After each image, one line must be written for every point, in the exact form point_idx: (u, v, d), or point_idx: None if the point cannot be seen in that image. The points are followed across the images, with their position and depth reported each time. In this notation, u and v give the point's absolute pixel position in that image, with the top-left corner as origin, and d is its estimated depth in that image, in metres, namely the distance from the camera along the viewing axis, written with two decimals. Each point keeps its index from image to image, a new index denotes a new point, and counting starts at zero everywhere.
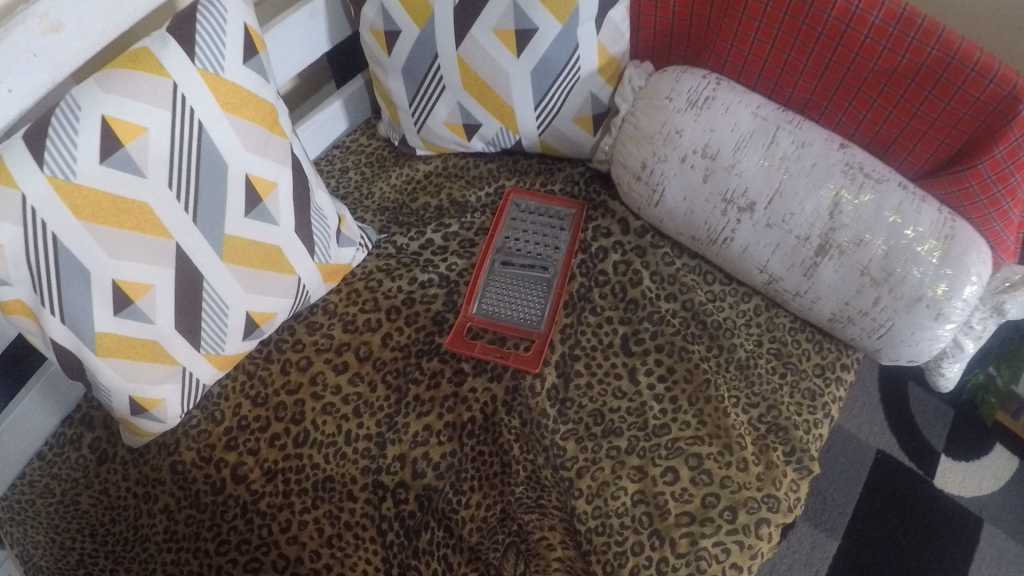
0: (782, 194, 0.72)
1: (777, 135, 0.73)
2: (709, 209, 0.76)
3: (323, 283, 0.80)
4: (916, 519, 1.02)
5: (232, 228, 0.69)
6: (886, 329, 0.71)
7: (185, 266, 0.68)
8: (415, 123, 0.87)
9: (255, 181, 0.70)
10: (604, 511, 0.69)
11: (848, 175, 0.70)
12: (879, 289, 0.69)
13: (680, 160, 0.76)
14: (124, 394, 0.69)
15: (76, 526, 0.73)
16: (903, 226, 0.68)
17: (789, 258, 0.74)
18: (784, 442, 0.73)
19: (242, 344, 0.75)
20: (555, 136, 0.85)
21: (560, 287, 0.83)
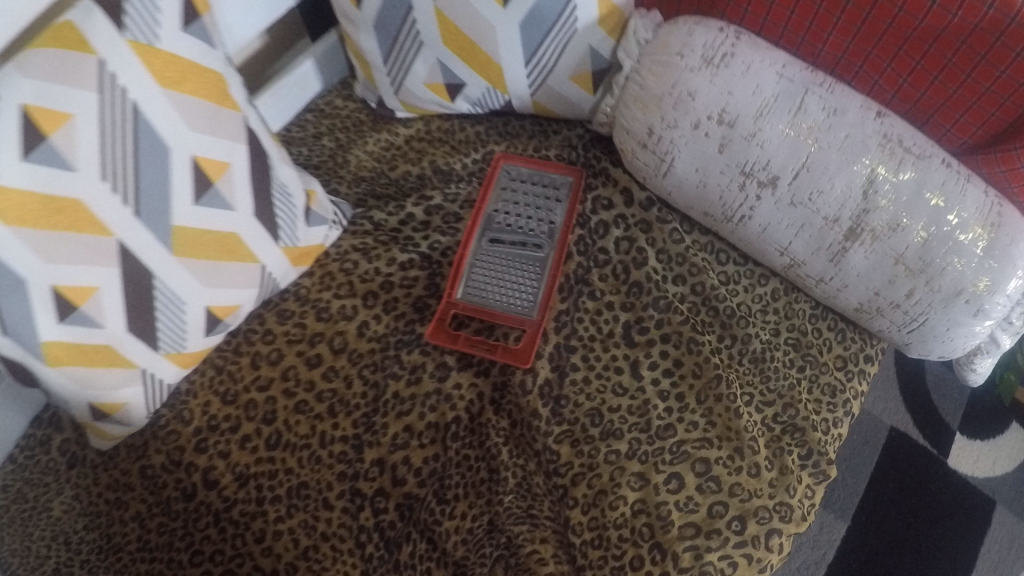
0: (810, 168, 0.62)
1: (805, 100, 0.63)
2: (725, 183, 0.67)
3: (292, 268, 0.72)
4: (925, 499, 0.98)
5: (181, 218, 0.62)
6: (920, 324, 0.64)
7: (132, 264, 0.61)
8: (393, 84, 0.77)
9: (204, 162, 0.62)
10: (602, 522, 0.64)
11: (885, 149, 0.61)
12: (915, 280, 0.61)
13: (692, 127, 0.66)
14: (83, 400, 0.64)
15: (50, 534, 0.69)
16: (946, 210, 0.59)
17: (815, 241, 0.65)
18: (800, 444, 0.67)
19: (206, 340, 0.69)
20: (549, 96, 0.75)
21: (555, 268, 0.74)
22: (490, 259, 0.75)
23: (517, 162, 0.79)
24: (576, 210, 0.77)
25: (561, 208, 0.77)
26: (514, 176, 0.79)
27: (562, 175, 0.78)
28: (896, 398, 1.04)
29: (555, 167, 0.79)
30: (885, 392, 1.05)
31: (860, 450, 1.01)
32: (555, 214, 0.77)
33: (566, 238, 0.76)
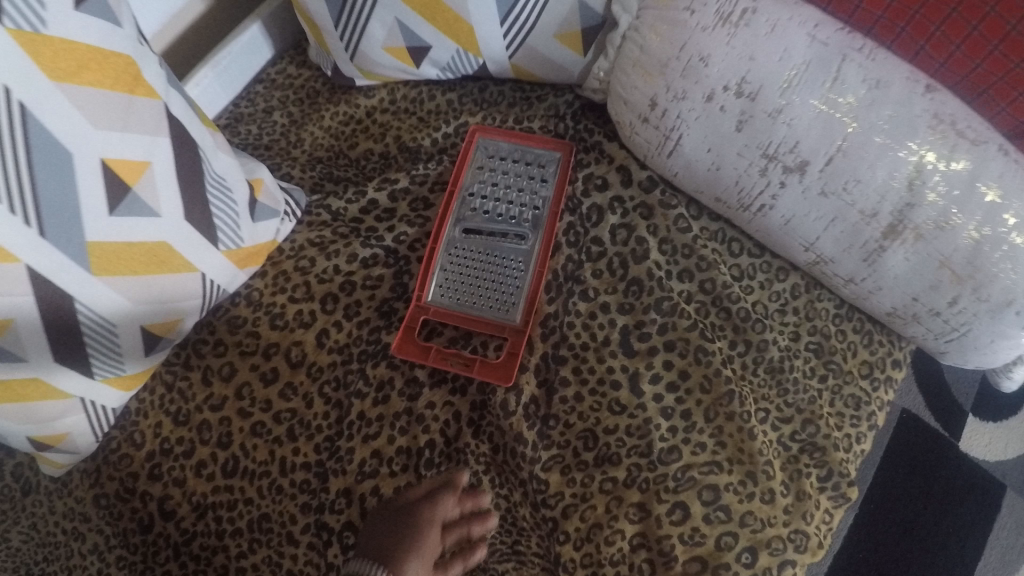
0: (845, 153, 0.51)
1: (842, 69, 0.50)
2: (742, 167, 0.56)
3: (238, 271, 0.63)
4: (940, 485, 0.86)
5: (96, 232, 0.52)
6: (959, 334, 0.54)
7: (47, 291, 0.51)
8: (347, 50, 0.65)
9: (115, 165, 0.52)
10: (596, 559, 0.56)
11: (935, 132, 0.49)
12: (961, 287, 0.51)
13: (704, 99, 0.54)
14: (21, 433, 0.58)
15: (9, 566, 0.65)
16: (1003, 207, 0.48)
17: (846, 237, 0.54)
18: (819, 465, 0.59)
19: (147, 359, 0.61)
20: (530, 58, 0.62)
21: (541, 264, 0.65)
22: (465, 252, 0.66)
23: (496, 134, 0.68)
24: (565, 193, 0.66)
25: (548, 190, 0.66)
26: (493, 151, 0.68)
27: (548, 150, 0.67)
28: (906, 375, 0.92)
29: (541, 140, 0.68)
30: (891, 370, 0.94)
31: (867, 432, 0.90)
32: (540, 197, 0.66)
33: (553, 227, 0.66)
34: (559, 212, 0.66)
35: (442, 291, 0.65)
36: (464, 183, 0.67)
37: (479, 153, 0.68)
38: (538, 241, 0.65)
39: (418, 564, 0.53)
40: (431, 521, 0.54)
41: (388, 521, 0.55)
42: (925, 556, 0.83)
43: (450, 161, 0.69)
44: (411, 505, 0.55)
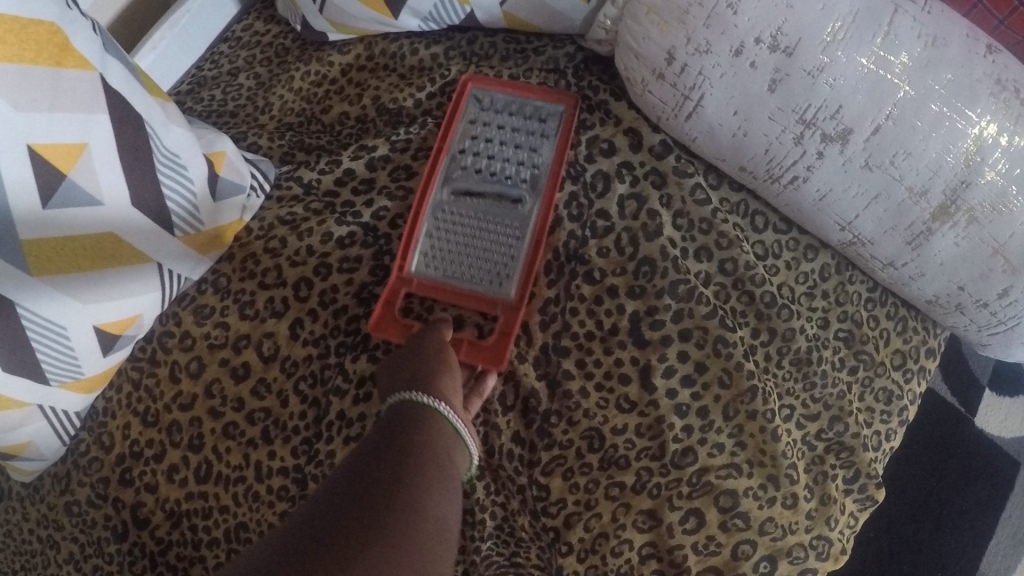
0: (896, 120, 0.43)
1: (895, 20, 0.42)
2: (772, 132, 0.47)
3: (201, 257, 0.57)
4: (956, 465, 0.81)
5: (28, 227, 0.45)
6: (1007, 327, 0.48)
7: None
8: (315, 2, 0.57)
9: (44, 150, 0.45)
10: (602, 573, 0.51)
11: (995, 100, 0.42)
12: (1016, 278, 0.45)
13: (730, 53, 0.45)
14: None
15: None
16: None
17: (889, 217, 0.47)
18: (846, 466, 0.54)
19: (106, 359, 0.56)
20: (525, 5, 0.53)
21: (539, 232, 0.56)
22: (452, 218, 0.57)
23: (490, 83, 0.59)
24: (568, 150, 0.58)
25: (548, 147, 0.58)
26: (486, 102, 0.59)
27: (550, 101, 0.59)
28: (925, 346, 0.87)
29: (542, 91, 0.59)
30: None
31: None
32: (540, 155, 0.58)
33: (555, 188, 0.57)
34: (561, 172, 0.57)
35: (427, 261, 0.57)
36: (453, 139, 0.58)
37: (471, 105, 0.59)
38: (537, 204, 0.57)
39: (451, 379, 0.50)
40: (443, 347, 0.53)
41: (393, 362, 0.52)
42: (936, 538, 0.78)
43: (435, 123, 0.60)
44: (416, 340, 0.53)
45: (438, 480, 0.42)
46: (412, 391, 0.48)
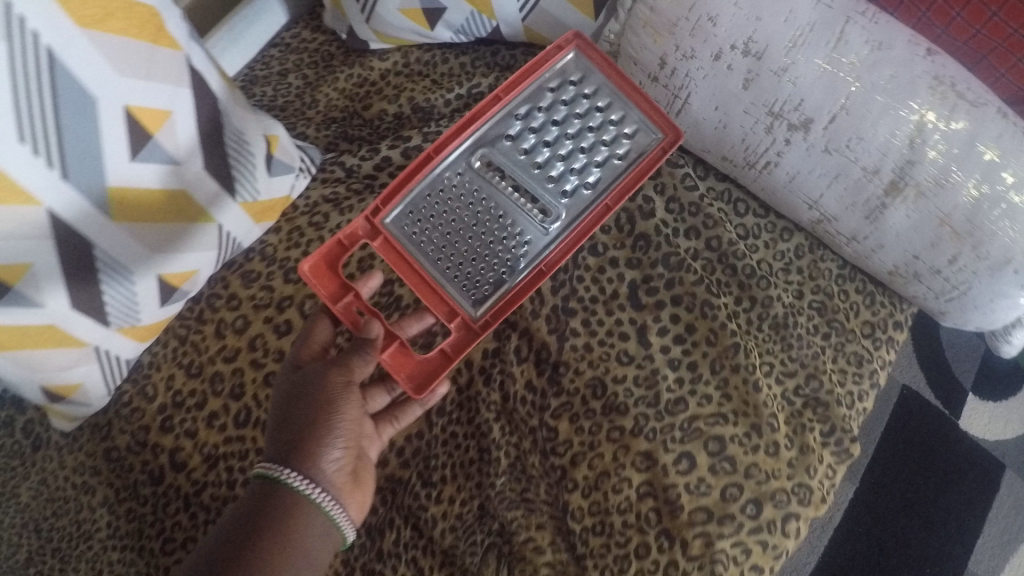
0: (848, 111, 0.52)
1: (846, 30, 0.52)
2: (748, 124, 0.57)
3: (253, 225, 0.64)
4: (939, 462, 0.94)
5: (117, 177, 0.53)
6: (958, 293, 0.56)
7: (65, 234, 0.52)
8: (364, 11, 0.64)
9: (138, 112, 0.53)
10: (603, 508, 0.58)
11: (935, 92, 0.50)
12: (960, 244, 0.53)
13: (712, 58, 0.56)
14: (35, 383, 0.59)
15: (19, 522, 0.67)
16: (1003, 166, 0.50)
17: (849, 195, 0.56)
18: (823, 420, 0.60)
19: (163, 311, 0.62)
20: (543, 22, 0.62)
21: (537, 273, 0.59)
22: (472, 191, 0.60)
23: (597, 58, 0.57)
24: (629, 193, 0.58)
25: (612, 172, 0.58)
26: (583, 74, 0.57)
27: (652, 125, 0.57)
28: (909, 353, 0.99)
29: (658, 109, 0.56)
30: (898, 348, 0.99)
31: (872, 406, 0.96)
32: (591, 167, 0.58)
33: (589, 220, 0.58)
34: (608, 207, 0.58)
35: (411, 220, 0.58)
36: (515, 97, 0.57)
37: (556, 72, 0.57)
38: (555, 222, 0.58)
39: (333, 451, 0.51)
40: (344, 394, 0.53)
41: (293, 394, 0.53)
42: (922, 531, 0.91)
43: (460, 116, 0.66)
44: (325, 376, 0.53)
45: (276, 557, 0.47)
46: (283, 468, 0.49)
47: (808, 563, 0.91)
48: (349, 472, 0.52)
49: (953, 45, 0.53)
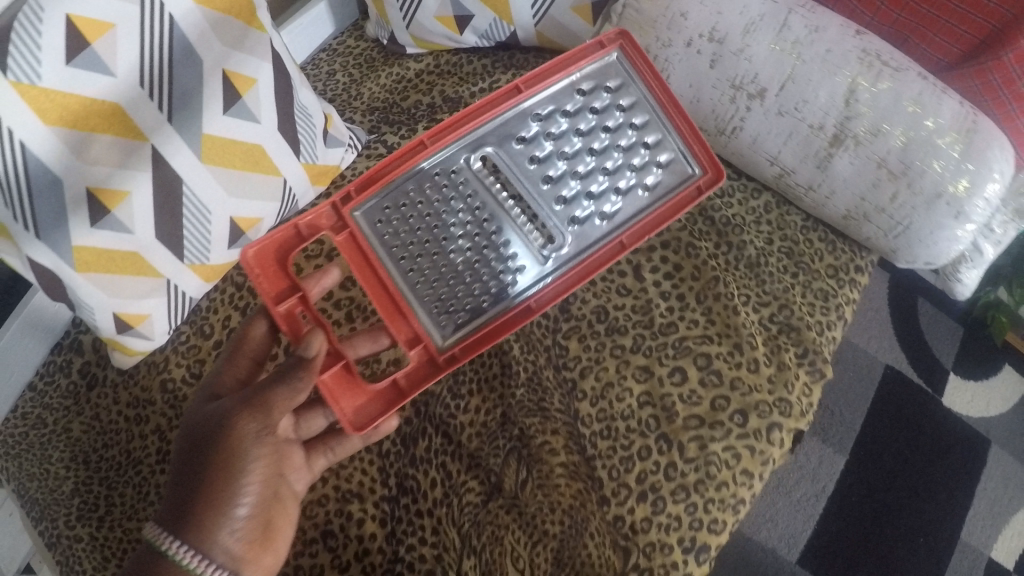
0: (794, 80, 0.66)
1: (789, 19, 0.66)
2: (716, 97, 0.70)
3: (310, 185, 0.75)
4: (923, 437, 1.02)
5: (210, 126, 0.64)
6: (904, 228, 0.67)
7: (162, 170, 0.63)
8: (405, 19, 0.78)
9: (232, 76, 0.64)
10: (610, 414, 0.68)
11: (864, 63, 0.64)
12: (897, 184, 0.65)
13: (685, 45, 0.69)
14: (108, 312, 0.66)
15: (70, 455, 0.75)
16: (923, 117, 0.63)
17: (802, 149, 0.68)
18: (796, 344, 0.70)
19: (228, 253, 0.72)
20: (552, 28, 0.76)
21: (510, 317, 0.63)
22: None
23: (646, 68, 0.60)
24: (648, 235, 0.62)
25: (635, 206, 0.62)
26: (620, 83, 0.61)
27: (694, 161, 0.62)
28: (889, 338, 1.07)
29: (698, 132, 0.61)
30: (879, 331, 1.07)
31: (856, 386, 1.04)
32: (611, 195, 0.62)
33: (599, 254, 0.62)
34: (624, 245, 0.62)
35: (386, 218, 0.61)
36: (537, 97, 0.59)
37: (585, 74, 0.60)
38: (553, 247, 0.62)
39: (221, 510, 0.54)
40: (256, 444, 0.56)
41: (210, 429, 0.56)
42: (914, 501, 1.00)
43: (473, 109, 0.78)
44: (240, 419, 0.55)
45: None
46: (167, 534, 0.53)
47: (800, 529, 0.98)
48: (258, 520, 0.57)
49: (881, 28, 0.68)
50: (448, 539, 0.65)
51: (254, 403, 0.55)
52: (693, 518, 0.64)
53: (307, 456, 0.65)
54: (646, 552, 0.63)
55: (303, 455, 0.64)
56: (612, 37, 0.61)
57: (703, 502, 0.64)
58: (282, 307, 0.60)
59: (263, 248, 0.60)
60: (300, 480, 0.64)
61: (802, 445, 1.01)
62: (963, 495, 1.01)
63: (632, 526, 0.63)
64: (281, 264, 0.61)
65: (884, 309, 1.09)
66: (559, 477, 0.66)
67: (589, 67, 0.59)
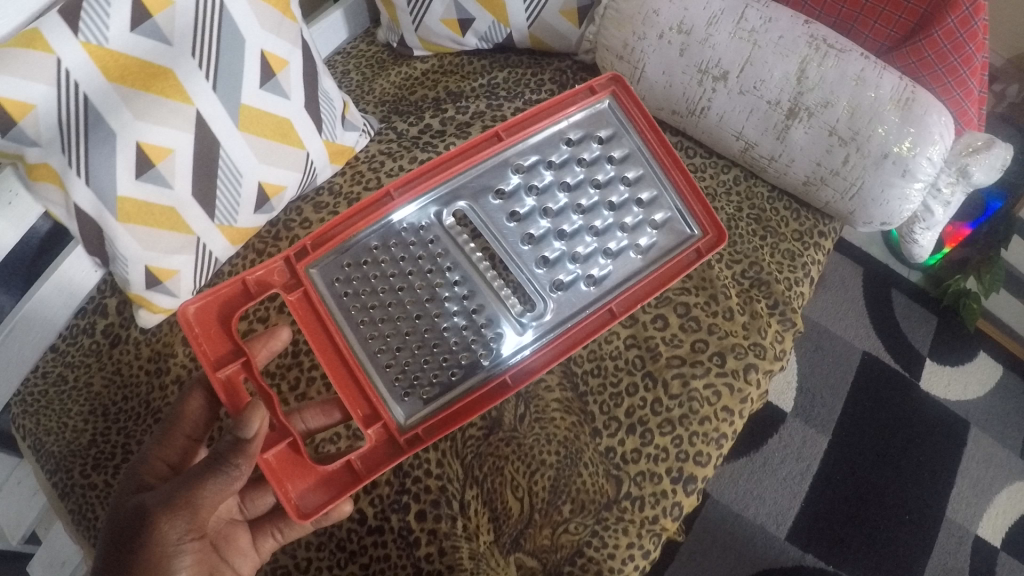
0: (752, 63, 0.75)
1: (746, 12, 0.76)
2: (685, 81, 0.79)
3: (329, 161, 0.83)
4: (902, 419, 1.07)
5: (248, 98, 0.72)
6: (858, 189, 0.75)
7: (204, 133, 0.70)
8: (414, 22, 0.86)
9: (269, 55, 0.73)
10: (599, 354, 0.75)
11: (812, 46, 0.74)
12: (848, 148, 0.74)
13: (657, 38, 0.78)
14: (141, 264, 0.73)
15: (89, 408, 0.79)
16: (866, 88, 0.72)
17: (762, 123, 0.77)
18: (767, 296, 0.77)
19: (253, 217, 0.79)
20: (543, 29, 0.85)
21: (481, 394, 0.66)
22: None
23: (640, 117, 0.69)
24: (637, 304, 0.68)
25: (626, 268, 0.69)
26: (612, 132, 0.69)
27: (695, 223, 0.69)
28: (866, 326, 1.13)
29: (698, 192, 0.69)
30: (857, 320, 1.13)
31: (835, 371, 1.09)
32: (600, 257, 0.69)
33: (590, 318, 0.67)
34: (613, 312, 0.68)
35: (345, 275, 0.66)
36: (519, 146, 0.67)
37: (573, 123, 0.68)
38: (534, 314, 0.68)
39: None
40: (186, 542, 0.56)
41: (134, 526, 0.55)
42: (897, 480, 1.04)
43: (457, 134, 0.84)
44: (164, 521, 0.54)
45: None
46: None
47: (788, 506, 1.01)
48: None
49: (828, 19, 0.78)
50: (451, 472, 0.70)
51: (179, 506, 0.55)
52: (679, 449, 0.70)
53: (253, 538, 0.66)
54: (637, 480, 0.69)
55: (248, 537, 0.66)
56: (604, 83, 0.70)
57: (688, 434, 0.70)
58: (223, 372, 0.62)
59: (207, 306, 0.63)
60: (245, 564, 0.65)
61: (784, 425, 1.06)
62: (946, 474, 1.05)
63: (623, 456, 0.70)
64: (222, 327, 0.63)
65: (860, 300, 1.14)
66: (555, 411, 0.72)
67: (577, 115, 0.68)
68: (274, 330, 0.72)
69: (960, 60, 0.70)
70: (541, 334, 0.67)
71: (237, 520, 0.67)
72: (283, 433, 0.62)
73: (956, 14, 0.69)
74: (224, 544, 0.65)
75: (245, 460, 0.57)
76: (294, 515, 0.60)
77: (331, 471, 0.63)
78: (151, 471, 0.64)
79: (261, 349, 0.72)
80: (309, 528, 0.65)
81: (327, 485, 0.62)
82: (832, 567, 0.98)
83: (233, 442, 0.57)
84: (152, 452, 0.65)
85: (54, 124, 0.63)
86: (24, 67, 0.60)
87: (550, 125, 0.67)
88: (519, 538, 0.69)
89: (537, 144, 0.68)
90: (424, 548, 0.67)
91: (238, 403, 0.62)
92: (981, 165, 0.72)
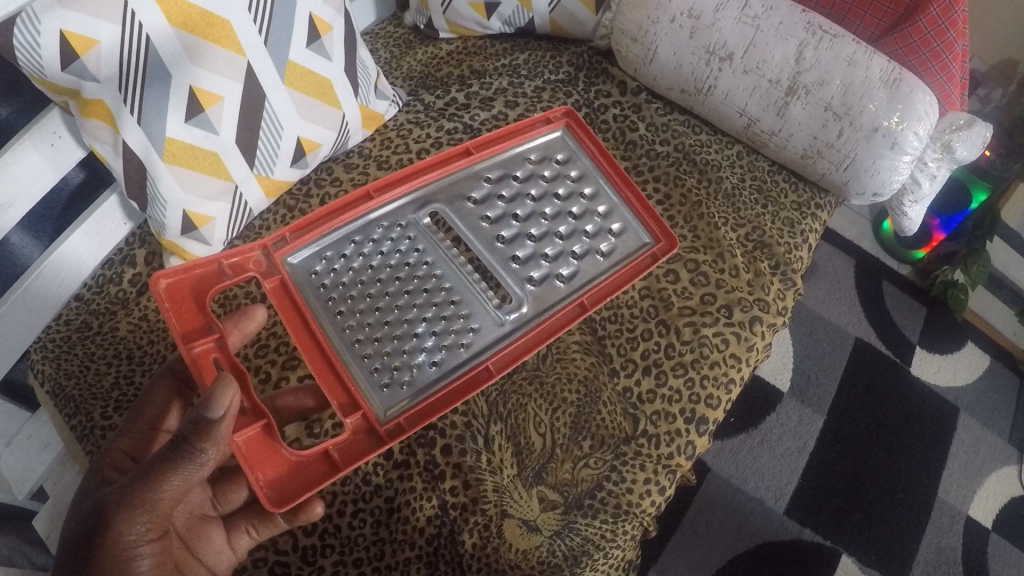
0: (755, 45, 0.81)
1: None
2: (695, 61, 0.84)
3: (361, 126, 0.88)
4: (892, 401, 1.17)
5: (295, 55, 0.77)
6: (851, 160, 0.81)
7: (252, 85, 0.74)
8: (443, 4, 0.93)
9: (317, 19, 0.78)
10: (616, 304, 0.80)
11: (809, 31, 0.80)
12: (842, 123, 0.79)
13: (669, 21, 0.84)
14: (179, 208, 0.75)
15: (113, 351, 0.81)
16: (856, 68, 0.78)
17: (764, 100, 0.82)
18: (769, 257, 0.83)
19: (289, 171, 0.83)
20: (563, 14, 0.93)
21: (453, 390, 0.64)
22: (502, 115, 0.91)
23: (591, 144, 0.76)
24: (607, 296, 0.69)
25: (592, 268, 0.71)
26: (568, 155, 0.76)
27: (647, 232, 0.73)
28: (859, 315, 1.24)
29: (648, 206, 0.73)
30: (850, 308, 1.24)
31: (829, 354, 1.20)
32: (568, 258, 0.71)
33: (559, 313, 0.69)
34: (584, 307, 0.69)
35: (325, 266, 0.68)
36: (485, 162, 0.73)
37: (534, 147, 0.75)
38: (511, 307, 0.69)
39: None
40: (144, 542, 0.54)
41: (91, 524, 0.53)
42: (889, 457, 1.13)
43: (478, 113, 0.91)
44: (121, 520, 0.53)
45: None
46: None
47: (786, 481, 1.09)
48: None
49: (823, 11, 0.88)
50: (476, 409, 0.73)
51: (137, 504, 0.53)
52: (692, 392, 0.74)
53: (228, 534, 0.65)
54: (653, 419, 0.74)
55: (223, 534, 0.64)
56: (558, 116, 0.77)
57: (700, 377, 0.74)
58: (195, 348, 0.60)
59: (180, 283, 0.63)
60: (221, 561, 0.64)
61: (783, 406, 1.15)
62: (936, 455, 1.15)
63: (639, 396, 0.75)
64: (198, 303, 0.63)
65: (852, 289, 1.26)
66: (575, 353, 0.79)
67: (537, 141, 0.75)
68: (250, 311, 0.71)
69: (942, 45, 0.80)
70: (514, 328, 0.68)
71: (211, 516, 0.66)
72: (256, 416, 0.60)
73: (938, 4, 0.78)
74: (199, 535, 0.64)
75: (210, 444, 0.55)
76: (266, 503, 0.58)
77: (305, 459, 0.60)
78: (114, 461, 0.63)
79: (233, 330, 0.70)
80: (278, 526, 0.63)
81: (300, 474, 0.60)
82: (829, 541, 1.05)
83: (195, 424, 0.54)
84: (115, 442, 0.65)
85: (114, 63, 0.65)
86: (93, 5, 0.62)
87: (516, 146, 0.74)
88: (541, 472, 0.74)
89: (500, 163, 0.74)
90: (449, 481, 0.69)
91: (205, 381, 0.60)
92: (962, 140, 0.81)
